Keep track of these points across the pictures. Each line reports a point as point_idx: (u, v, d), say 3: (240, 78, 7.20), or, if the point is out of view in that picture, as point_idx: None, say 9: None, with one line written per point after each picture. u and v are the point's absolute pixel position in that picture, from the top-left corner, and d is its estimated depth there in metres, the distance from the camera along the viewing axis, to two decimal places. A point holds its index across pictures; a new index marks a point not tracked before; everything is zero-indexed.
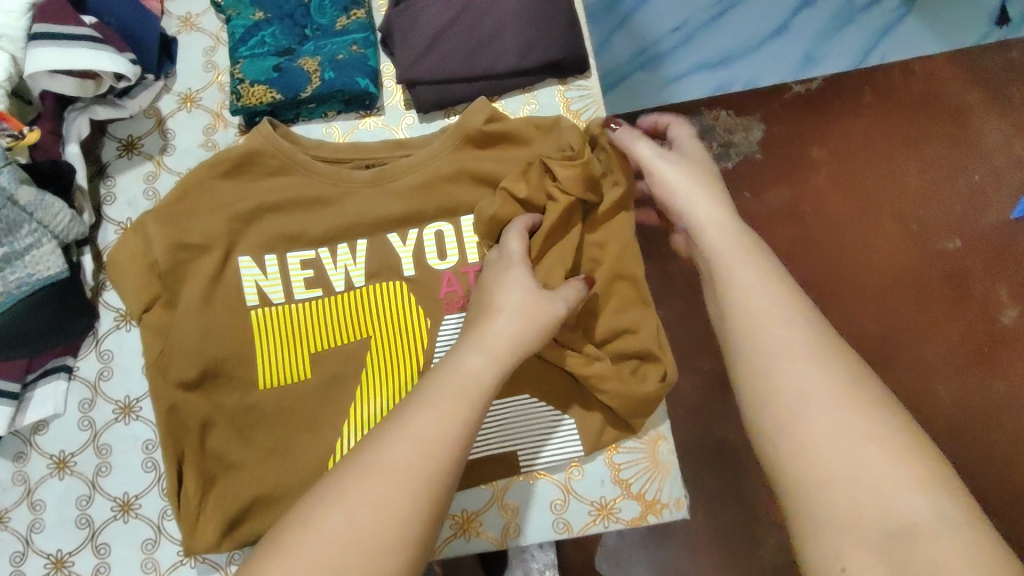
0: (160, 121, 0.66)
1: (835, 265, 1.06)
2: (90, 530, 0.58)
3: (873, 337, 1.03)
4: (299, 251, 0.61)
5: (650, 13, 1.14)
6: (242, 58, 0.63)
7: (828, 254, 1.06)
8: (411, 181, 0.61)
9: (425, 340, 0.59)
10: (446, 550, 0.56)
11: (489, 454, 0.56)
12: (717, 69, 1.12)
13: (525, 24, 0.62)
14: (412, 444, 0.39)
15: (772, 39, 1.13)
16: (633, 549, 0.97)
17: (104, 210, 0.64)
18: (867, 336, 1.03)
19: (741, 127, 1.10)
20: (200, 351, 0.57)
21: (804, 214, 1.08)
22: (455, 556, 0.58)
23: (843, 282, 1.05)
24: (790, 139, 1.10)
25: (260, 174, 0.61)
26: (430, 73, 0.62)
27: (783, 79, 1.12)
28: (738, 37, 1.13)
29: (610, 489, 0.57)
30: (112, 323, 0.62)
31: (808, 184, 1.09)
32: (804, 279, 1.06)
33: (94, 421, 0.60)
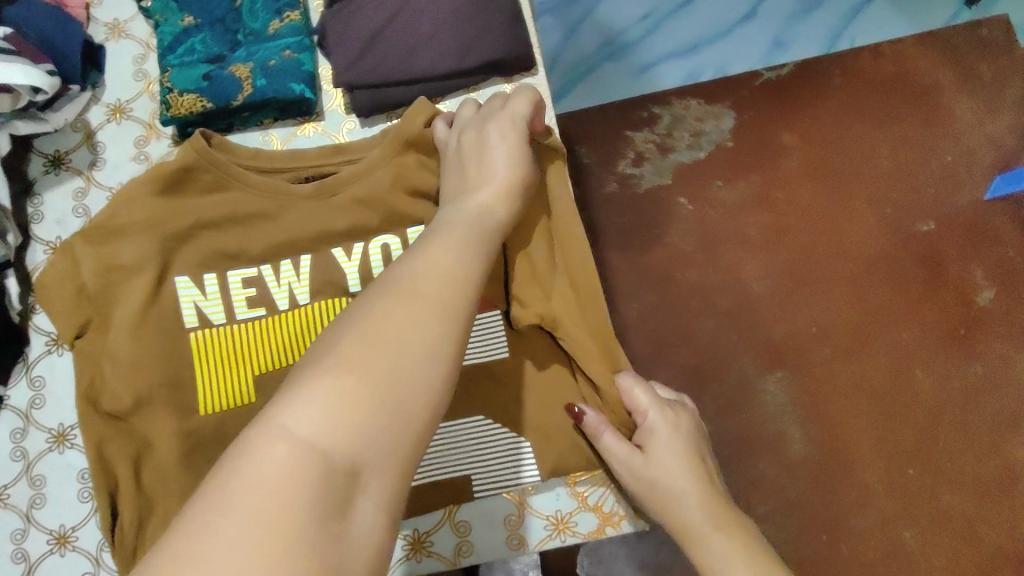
0: (89, 134, 0.63)
1: (809, 254, 1.04)
2: (25, 565, 0.55)
3: (849, 324, 1.02)
4: (240, 269, 0.59)
5: (613, 4, 1.12)
6: (171, 66, 0.60)
7: (801, 242, 1.05)
8: (353, 193, 0.59)
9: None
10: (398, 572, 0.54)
11: (446, 475, 0.54)
12: (685, 58, 1.10)
13: (464, 23, 0.60)
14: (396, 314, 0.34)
15: (739, 25, 1.11)
16: (614, 547, 0.95)
17: (32, 229, 0.61)
18: (843, 324, 1.02)
19: (710, 115, 1.08)
20: (134, 377, 0.55)
21: (777, 202, 1.06)
22: None
23: (817, 270, 1.04)
24: (761, 126, 1.08)
25: (196, 191, 0.59)
26: (367, 76, 0.60)
27: (752, 67, 1.10)
28: (704, 25, 1.11)
29: (566, 502, 0.56)
30: (44, 348, 0.59)
31: (780, 171, 1.07)
32: (778, 268, 1.04)
33: (26, 451, 0.57)
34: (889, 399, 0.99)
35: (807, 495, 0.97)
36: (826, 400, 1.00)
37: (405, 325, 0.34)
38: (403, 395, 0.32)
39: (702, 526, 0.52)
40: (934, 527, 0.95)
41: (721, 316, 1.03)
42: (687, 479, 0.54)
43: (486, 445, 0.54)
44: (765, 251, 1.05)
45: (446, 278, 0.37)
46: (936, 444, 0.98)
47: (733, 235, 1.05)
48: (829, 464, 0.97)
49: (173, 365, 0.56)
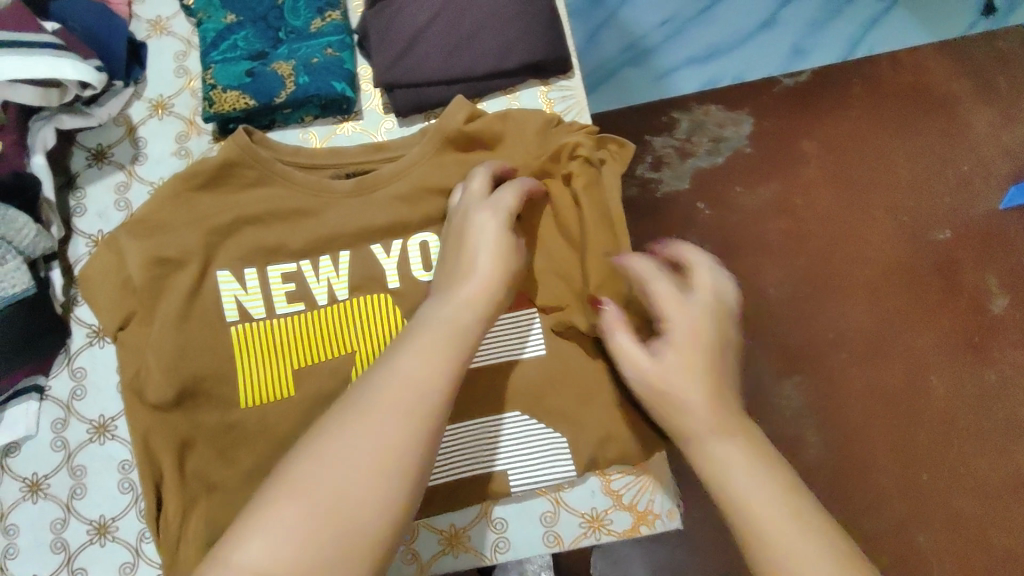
0: (131, 129, 0.64)
1: (826, 260, 1.05)
2: (66, 555, 0.56)
3: (866, 330, 1.02)
4: (280, 263, 0.59)
5: (636, 8, 1.13)
6: (214, 63, 0.61)
7: (818, 249, 1.05)
8: (393, 190, 0.60)
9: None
10: (434, 566, 0.55)
11: (482, 472, 0.55)
12: (705, 64, 1.11)
13: (504, 25, 0.60)
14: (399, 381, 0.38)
15: (759, 32, 1.11)
16: (630, 548, 0.95)
17: (74, 222, 0.62)
18: (859, 330, 1.02)
19: (730, 121, 1.09)
20: (177, 370, 0.55)
21: (796, 208, 1.07)
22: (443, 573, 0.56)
23: (834, 276, 1.04)
24: (780, 132, 1.09)
25: (238, 186, 0.61)
26: (408, 76, 0.60)
27: (771, 73, 1.10)
28: (725, 32, 1.11)
29: (601, 500, 0.56)
30: (85, 340, 0.60)
31: (799, 177, 1.08)
32: (794, 273, 1.05)
33: (68, 442, 0.58)
34: (905, 404, 1.00)
35: (824, 500, 0.97)
36: (842, 405, 1.00)
37: (416, 381, 0.38)
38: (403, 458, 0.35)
39: (737, 484, 0.38)
40: (950, 534, 0.95)
41: (738, 320, 1.03)
42: (713, 398, 0.43)
43: (513, 440, 0.55)
44: (782, 256, 1.05)
45: (453, 327, 0.43)
46: (951, 451, 0.98)
47: (752, 240, 1.06)
48: (845, 469, 0.98)
49: (216, 359, 0.57)
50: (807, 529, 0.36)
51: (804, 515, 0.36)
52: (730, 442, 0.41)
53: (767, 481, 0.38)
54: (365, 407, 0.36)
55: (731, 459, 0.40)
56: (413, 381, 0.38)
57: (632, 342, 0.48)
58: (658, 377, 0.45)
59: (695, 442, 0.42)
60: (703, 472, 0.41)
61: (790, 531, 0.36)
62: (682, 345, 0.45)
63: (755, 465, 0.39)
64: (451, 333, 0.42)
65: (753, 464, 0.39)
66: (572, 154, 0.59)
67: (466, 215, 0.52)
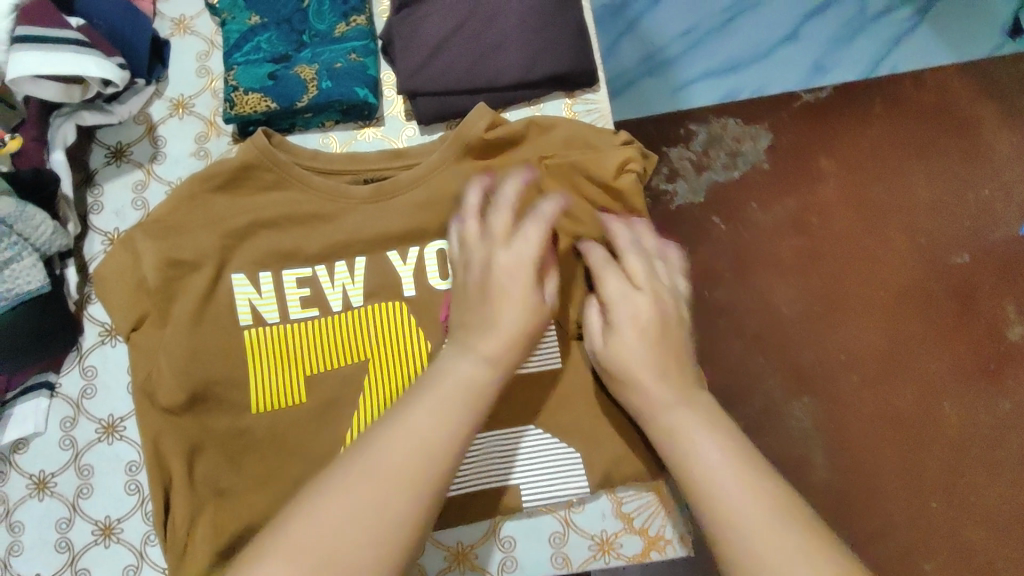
0: (151, 127, 0.64)
1: (840, 280, 1.03)
2: (69, 555, 0.55)
3: (879, 352, 1.01)
4: (295, 268, 0.59)
5: (658, 19, 1.12)
6: (237, 63, 0.61)
7: (833, 268, 1.04)
8: (411, 198, 0.60)
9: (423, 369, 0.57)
10: None
11: (494, 486, 0.53)
12: (725, 77, 1.10)
13: (530, 35, 0.60)
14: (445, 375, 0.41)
15: (781, 47, 1.10)
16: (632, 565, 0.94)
17: (91, 219, 0.62)
18: (870, 352, 1.01)
19: (747, 135, 1.07)
20: (189, 373, 0.55)
21: (812, 226, 1.05)
22: None
23: (848, 296, 1.03)
24: (799, 149, 1.08)
25: (256, 188, 0.60)
26: (431, 84, 0.60)
27: (792, 89, 1.09)
28: (746, 45, 1.10)
29: (612, 523, 0.55)
30: (97, 337, 0.60)
31: (816, 195, 1.06)
32: (808, 292, 1.03)
33: (76, 440, 0.58)
34: (916, 428, 0.98)
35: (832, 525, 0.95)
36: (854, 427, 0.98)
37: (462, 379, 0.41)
38: (444, 443, 0.37)
39: (706, 463, 0.39)
40: (961, 565, 0.93)
41: (747, 337, 1.02)
42: (693, 399, 0.42)
43: (537, 460, 0.54)
44: (796, 274, 1.04)
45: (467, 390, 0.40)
46: (963, 479, 0.96)
47: (766, 256, 1.04)
48: (854, 493, 0.96)
49: (228, 363, 0.56)
50: (763, 507, 0.36)
51: (755, 489, 0.37)
52: (707, 444, 0.39)
53: (724, 451, 0.39)
54: (375, 461, 0.36)
55: (697, 440, 0.40)
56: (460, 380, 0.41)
57: (614, 298, 0.47)
58: (652, 384, 0.43)
59: (675, 434, 0.41)
60: (679, 458, 0.40)
61: (739, 498, 0.37)
62: (658, 341, 0.45)
63: (727, 453, 0.39)
64: (469, 397, 0.40)
65: (709, 442, 0.40)
66: (624, 169, 0.58)
67: (488, 252, 0.47)
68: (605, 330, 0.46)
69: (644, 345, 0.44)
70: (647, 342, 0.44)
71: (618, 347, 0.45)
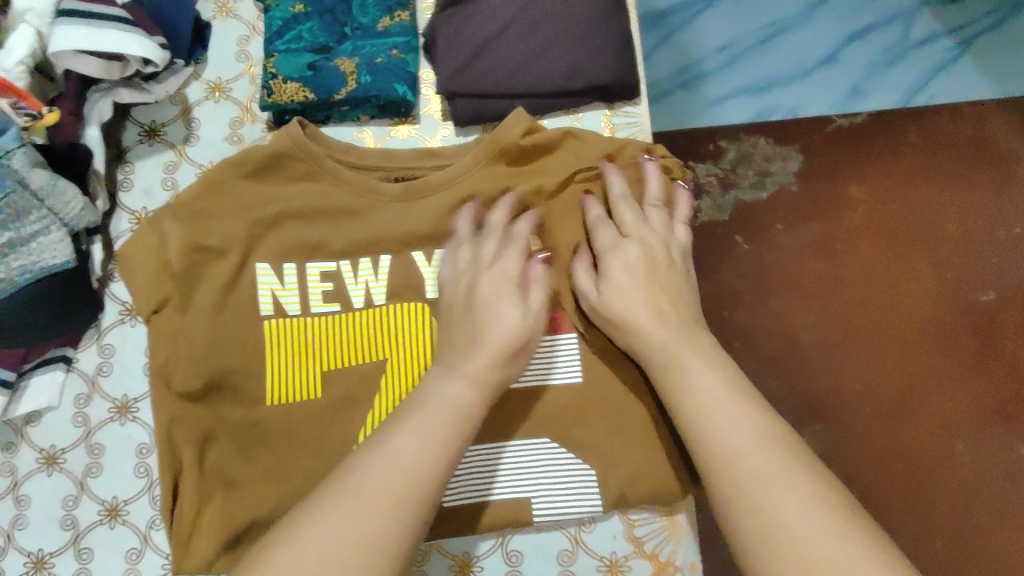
0: (186, 109, 0.63)
1: (862, 307, 1.01)
2: (74, 533, 0.55)
3: (897, 384, 0.98)
4: (319, 262, 0.58)
5: (696, 32, 1.10)
6: (277, 51, 0.61)
7: (855, 296, 1.01)
8: (442, 199, 0.59)
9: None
10: None
11: (505, 497, 0.53)
12: (760, 95, 1.08)
13: (575, 43, 0.59)
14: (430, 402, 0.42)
15: (819, 68, 1.09)
16: None
17: (120, 196, 0.62)
18: (883, 385, 0.98)
19: (778, 156, 1.06)
20: (207, 360, 0.55)
21: (836, 251, 1.03)
22: None
23: (868, 325, 1.00)
24: (830, 173, 1.05)
25: (287, 178, 0.60)
26: (471, 85, 0.59)
27: (827, 111, 1.07)
28: (783, 64, 1.09)
29: (622, 545, 0.54)
30: (117, 316, 0.59)
31: (843, 221, 1.04)
32: (828, 318, 1.01)
33: (88, 418, 0.57)
34: (928, 465, 0.96)
35: None
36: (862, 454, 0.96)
37: (441, 396, 0.42)
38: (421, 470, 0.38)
39: (744, 439, 0.40)
40: None
41: (763, 359, 0.99)
42: (731, 378, 0.44)
43: (535, 470, 0.53)
44: (815, 300, 1.02)
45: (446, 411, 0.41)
46: (974, 520, 0.94)
47: (789, 278, 1.02)
48: None
49: (247, 353, 0.56)
50: (795, 476, 0.38)
51: (791, 465, 0.39)
52: (746, 423, 0.41)
53: (763, 429, 0.41)
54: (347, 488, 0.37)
55: (736, 422, 0.41)
56: (439, 398, 0.42)
57: (620, 283, 0.51)
58: (694, 372, 0.45)
59: (710, 411, 0.43)
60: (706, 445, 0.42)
61: (775, 472, 0.38)
62: (673, 320, 0.48)
63: (766, 428, 0.41)
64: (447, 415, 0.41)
65: (748, 421, 0.41)
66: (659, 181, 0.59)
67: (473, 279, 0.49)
68: (611, 311, 0.50)
69: (666, 327, 0.48)
70: (661, 317, 0.49)
71: (633, 324, 0.49)
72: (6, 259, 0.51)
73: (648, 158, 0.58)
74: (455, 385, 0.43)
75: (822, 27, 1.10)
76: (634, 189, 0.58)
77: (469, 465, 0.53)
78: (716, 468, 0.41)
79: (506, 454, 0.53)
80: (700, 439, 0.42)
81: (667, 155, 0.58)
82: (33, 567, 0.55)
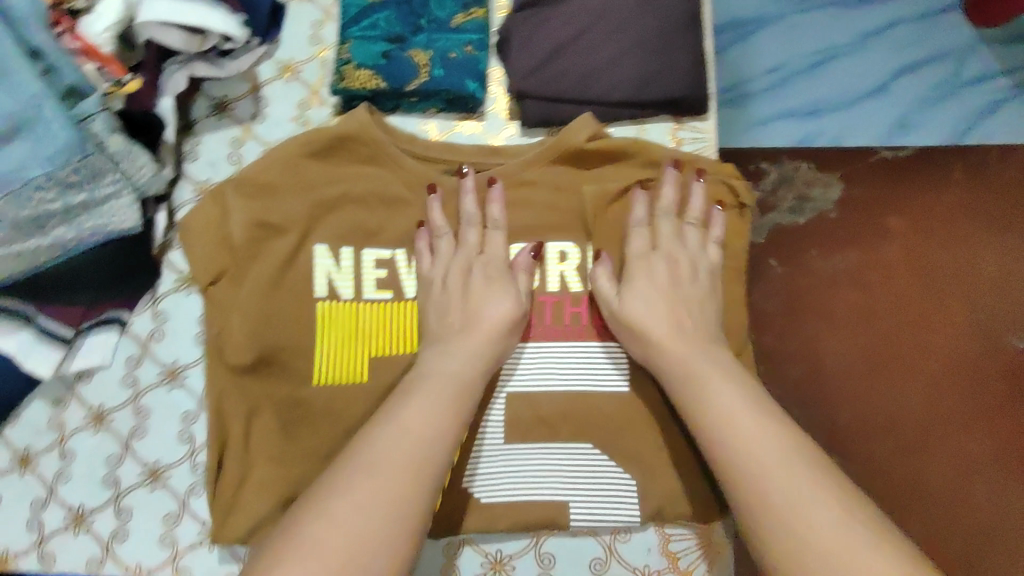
0: (256, 86, 0.64)
1: (894, 341, 0.90)
2: (115, 492, 0.56)
3: (919, 425, 0.88)
4: (376, 249, 0.59)
5: (745, 45, 1.01)
6: (353, 38, 0.61)
7: (888, 329, 0.91)
8: (500, 197, 0.59)
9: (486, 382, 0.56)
10: None
11: (542, 499, 0.54)
12: (806, 119, 0.99)
13: (648, 56, 0.59)
14: (432, 378, 0.49)
15: (872, 95, 0.98)
16: None
17: (185, 166, 0.63)
18: (907, 422, 0.87)
19: (818, 180, 0.96)
20: (260, 336, 0.56)
21: (870, 282, 0.92)
22: None
23: (901, 360, 0.90)
24: (873, 199, 0.95)
25: (349, 162, 0.61)
26: (541, 88, 0.59)
27: (873, 142, 0.98)
28: (835, 87, 0.99)
29: (655, 559, 0.54)
30: (172, 285, 0.61)
31: (880, 252, 0.93)
32: (860, 349, 0.90)
33: (138, 380, 0.59)
34: (955, 515, 0.85)
35: None
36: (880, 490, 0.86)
37: (440, 391, 0.48)
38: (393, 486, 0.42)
39: (769, 452, 0.43)
40: None
41: (789, 385, 0.90)
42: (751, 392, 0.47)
43: (575, 472, 0.54)
44: (815, 315, 0.92)
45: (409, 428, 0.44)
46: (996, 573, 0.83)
47: (819, 307, 0.92)
48: None
49: (297, 332, 0.57)
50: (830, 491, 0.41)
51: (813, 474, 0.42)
52: (770, 438, 0.44)
53: (783, 440, 0.44)
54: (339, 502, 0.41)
55: (758, 433, 0.44)
56: (442, 386, 0.48)
57: (644, 295, 0.53)
58: (712, 386, 0.48)
59: (732, 423, 0.45)
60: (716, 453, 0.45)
61: (804, 482, 0.41)
62: (689, 337, 0.51)
63: (787, 443, 0.44)
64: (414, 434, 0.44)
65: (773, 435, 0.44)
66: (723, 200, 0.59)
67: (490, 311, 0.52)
68: (630, 318, 0.53)
69: (683, 344, 0.51)
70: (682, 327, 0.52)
71: (654, 338, 0.51)
72: (80, 220, 0.52)
73: (698, 179, 0.57)
74: (455, 362, 0.50)
75: (896, 35, 0.99)
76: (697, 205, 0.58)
77: (512, 463, 0.54)
78: (740, 479, 0.43)
79: (547, 453, 0.54)
80: (723, 449, 0.45)
81: (738, 177, 0.59)
82: (73, 522, 0.56)
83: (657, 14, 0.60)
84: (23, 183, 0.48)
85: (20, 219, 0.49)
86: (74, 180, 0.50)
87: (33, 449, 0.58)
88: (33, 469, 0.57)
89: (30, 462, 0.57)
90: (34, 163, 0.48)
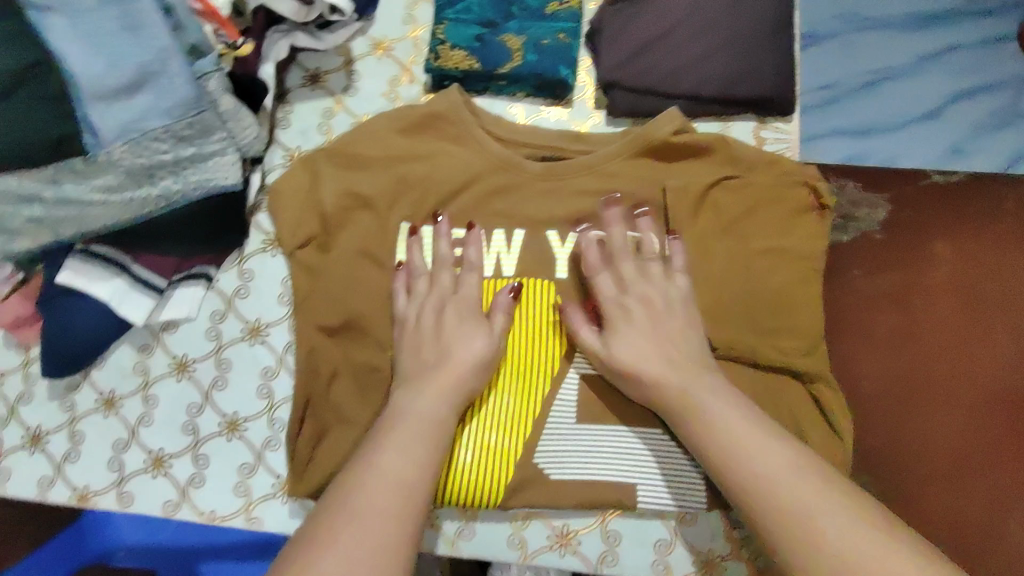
0: (350, 61, 0.66)
1: (932, 355, 0.73)
2: (193, 439, 0.59)
3: (959, 454, 0.70)
4: (457, 227, 0.61)
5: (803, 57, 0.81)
6: (448, 19, 0.63)
7: (934, 342, 0.73)
8: (582, 183, 0.60)
9: (558, 367, 0.57)
10: (539, 559, 0.56)
11: (611, 479, 0.55)
12: (868, 139, 0.80)
13: (738, 55, 0.60)
14: (409, 420, 0.46)
15: (917, 120, 0.80)
16: None
17: (277, 133, 0.65)
18: (944, 462, 0.69)
19: (864, 200, 0.78)
20: (343, 301, 0.58)
21: (914, 305, 0.75)
22: (544, 569, 0.57)
23: (926, 374, 0.72)
24: (916, 220, 0.78)
25: (436, 138, 0.62)
26: (631, 79, 0.61)
27: (923, 164, 0.79)
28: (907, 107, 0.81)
29: (721, 546, 0.56)
30: (259, 246, 0.63)
31: (920, 277, 0.75)
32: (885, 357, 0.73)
33: (221, 334, 0.61)
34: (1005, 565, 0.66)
35: None
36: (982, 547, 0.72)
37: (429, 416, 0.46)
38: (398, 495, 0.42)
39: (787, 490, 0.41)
40: None
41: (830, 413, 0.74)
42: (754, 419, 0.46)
43: (644, 457, 0.55)
44: (900, 348, 0.73)
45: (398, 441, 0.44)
46: None
47: (889, 331, 0.74)
48: None
49: (377, 300, 0.58)
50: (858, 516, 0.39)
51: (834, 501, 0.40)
52: (781, 463, 0.43)
53: (780, 462, 0.43)
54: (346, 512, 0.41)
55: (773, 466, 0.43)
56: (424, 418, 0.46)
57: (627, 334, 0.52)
58: (711, 413, 0.47)
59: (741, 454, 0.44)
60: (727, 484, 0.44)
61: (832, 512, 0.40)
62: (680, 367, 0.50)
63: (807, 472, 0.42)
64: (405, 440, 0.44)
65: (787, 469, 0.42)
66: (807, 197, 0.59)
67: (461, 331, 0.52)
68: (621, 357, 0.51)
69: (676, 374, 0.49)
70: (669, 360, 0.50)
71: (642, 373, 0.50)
72: (186, 173, 0.54)
73: (779, 175, 0.58)
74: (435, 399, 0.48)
75: (956, 28, 0.82)
76: (781, 203, 0.58)
77: (581, 443, 0.55)
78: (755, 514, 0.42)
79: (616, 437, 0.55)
80: (725, 478, 0.44)
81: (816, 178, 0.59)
82: (153, 465, 0.59)
83: (749, 16, 0.61)
84: (141, 133, 0.50)
85: (134, 167, 0.52)
86: (186, 133, 0.52)
87: (117, 392, 0.61)
88: (117, 411, 0.61)
89: (114, 405, 0.61)
90: (154, 114, 0.50)
